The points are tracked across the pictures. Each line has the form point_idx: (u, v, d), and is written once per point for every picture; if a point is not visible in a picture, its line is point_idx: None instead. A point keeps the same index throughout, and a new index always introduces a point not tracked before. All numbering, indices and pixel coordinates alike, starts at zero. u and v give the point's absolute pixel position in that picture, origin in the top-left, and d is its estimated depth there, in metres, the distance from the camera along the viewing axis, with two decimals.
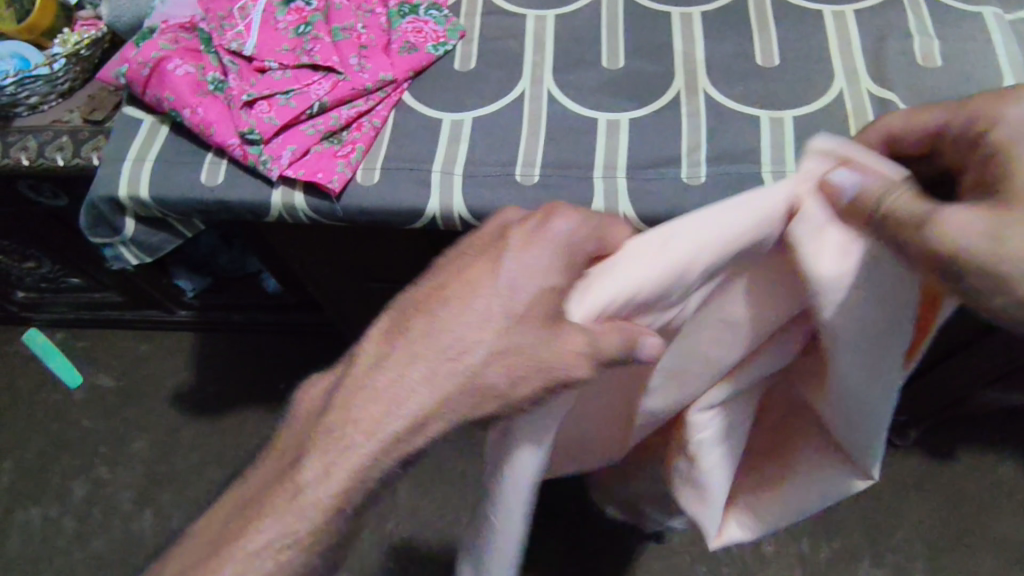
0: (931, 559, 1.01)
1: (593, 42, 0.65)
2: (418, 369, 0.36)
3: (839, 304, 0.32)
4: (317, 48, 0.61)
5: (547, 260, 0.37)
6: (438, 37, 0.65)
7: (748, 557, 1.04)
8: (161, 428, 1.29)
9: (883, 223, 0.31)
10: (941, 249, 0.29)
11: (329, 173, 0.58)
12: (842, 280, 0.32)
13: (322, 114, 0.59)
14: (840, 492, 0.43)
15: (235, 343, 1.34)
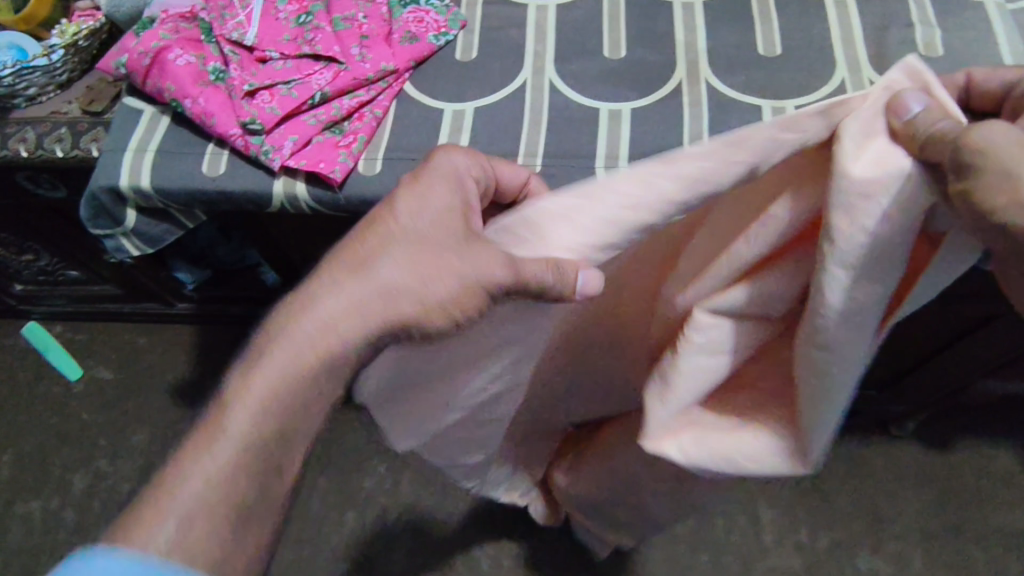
0: (929, 548, 1.02)
1: (594, 32, 0.65)
2: (355, 291, 0.39)
3: (862, 216, 0.26)
4: (318, 38, 0.61)
5: (450, 197, 0.40)
6: (439, 27, 0.65)
7: (746, 547, 1.04)
8: (161, 420, 1.30)
9: (928, 135, 0.25)
10: (989, 163, 0.24)
11: (331, 163, 0.57)
12: (876, 188, 0.26)
13: (323, 104, 0.59)
14: (769, 462, 0.35)
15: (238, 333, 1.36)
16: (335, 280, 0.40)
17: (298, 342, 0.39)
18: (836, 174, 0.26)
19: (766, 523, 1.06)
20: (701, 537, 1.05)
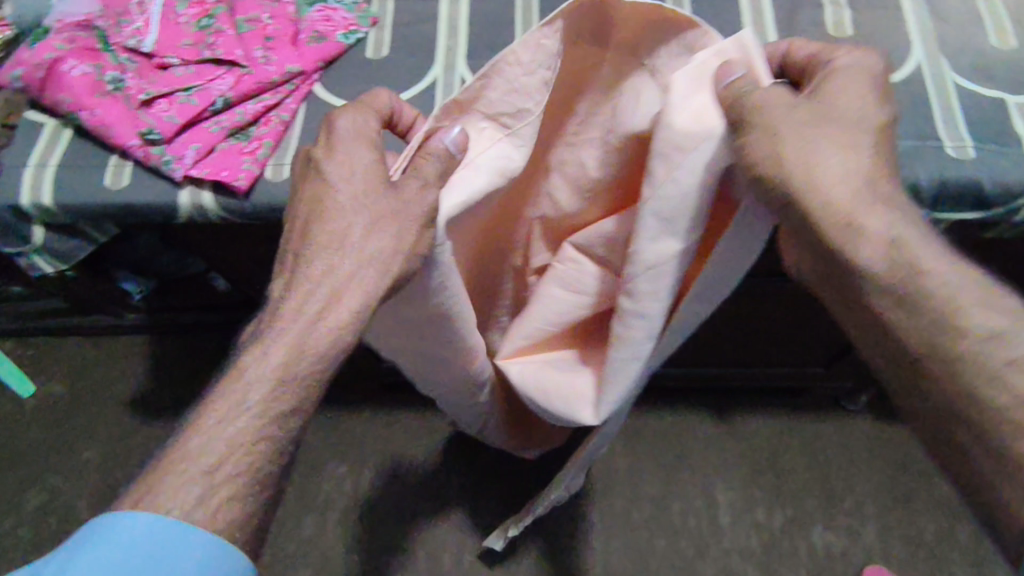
0: (880, 519, 1.04)
1: (507, 25, 0.63)
2: (324, 261, 0.40)
3: (683, 162, 0.36)
4: (219, 41, 0.59)
5: (358, 157, 0.41)
6: (348, 25, 0.63)
7: (705, 528, 1.05)
8: (117, 433, 1.27)
9: (736, 96, 0.36)
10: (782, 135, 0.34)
11: (234, 171, 0.56)
12: (688, 140, 0.36)
13: (226, 110, 0.58)
14: (572, 411, 0.47)
15: (203, 337, 1.34)
16: (310, 271, 0.40)
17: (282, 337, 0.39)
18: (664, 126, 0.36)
19: (724, 503, 1.06)
20: (659, 521, 1.05)
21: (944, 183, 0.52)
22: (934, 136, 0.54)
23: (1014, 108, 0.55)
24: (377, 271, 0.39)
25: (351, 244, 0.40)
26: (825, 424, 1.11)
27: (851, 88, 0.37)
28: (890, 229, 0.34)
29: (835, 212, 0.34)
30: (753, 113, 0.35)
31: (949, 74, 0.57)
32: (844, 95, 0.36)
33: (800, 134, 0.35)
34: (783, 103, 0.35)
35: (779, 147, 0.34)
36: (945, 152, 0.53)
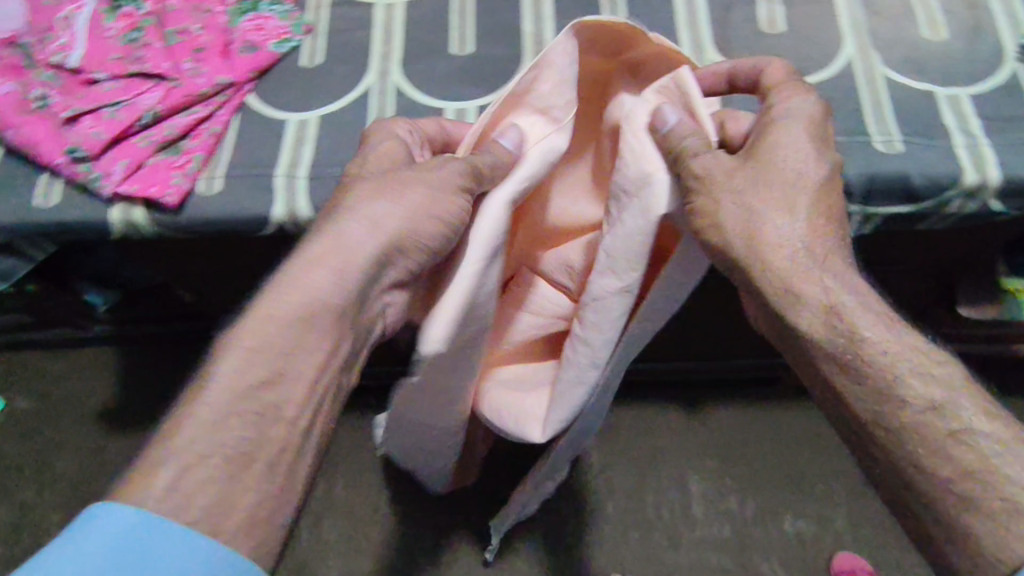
0: (849, 505, 1.05)
1: (443, 29, 0.63)
2: (361, 229, 0.41)
3: (643, 199, 0.40)
4: (147, 55, 0.58)
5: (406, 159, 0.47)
6: (281, 34, 0.62)
7: (678, 520, 1.05)
8: (86, 448, 1.25)
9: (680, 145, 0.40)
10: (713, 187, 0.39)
11: (164, 187, 0.56)
12: (647, 177, 0.40)
13: (155, 124, 0.57)
14: (523, 425, 0.49)
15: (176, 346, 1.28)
16: (338, 236, 0.41)
17: (294, 293, 0.38)
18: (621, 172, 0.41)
19: (696, 495, 1.06)
20: (632, 515, 1.04)
21: (873, 178, 0.52)
22: (863, 131, 0.54)
23: (942, 101, 0.55)
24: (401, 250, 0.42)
25: (381, 218, 0.42)
26: (793, 415, 1.11)
27: (792, 136, 0.41)
28: (823, 296, 0.37)
29: (774, 278, 0.38)
30: (691, 167, 0.39)
31: (881, 68, 0.57)
32: (784, 144, 0.41)
33: (731, 187, 0.39)
34: (724, 168, 0.39)
35: (723, 215, 0.39)
36: (873, 146, 0.53)
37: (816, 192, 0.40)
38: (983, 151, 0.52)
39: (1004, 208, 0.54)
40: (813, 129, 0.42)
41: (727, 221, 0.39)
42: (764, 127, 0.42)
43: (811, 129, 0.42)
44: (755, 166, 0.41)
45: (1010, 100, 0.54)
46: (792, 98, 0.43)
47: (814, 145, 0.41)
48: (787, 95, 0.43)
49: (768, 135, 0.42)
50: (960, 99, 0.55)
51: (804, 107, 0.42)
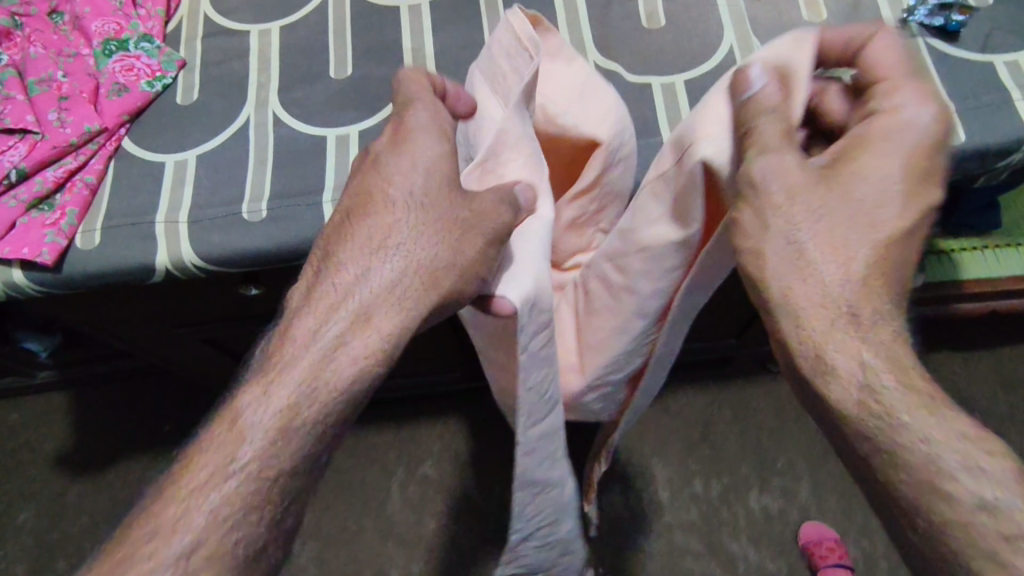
0: (814, 475, 0.98)
1: (320, 52, 0.61)
2: (387, 267, 0.36)
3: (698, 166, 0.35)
4: (7, 109, 0.56)
5: (426, 145, 0.39)
6: (152, 72, 0.60)
7: (643, 507, 0.98)
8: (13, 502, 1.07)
9: (751, 126, 0.34)
10: (771, 192, 0.32)
11: (37, 246, 0.53)
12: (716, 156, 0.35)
13: (23, 181, 0.55)
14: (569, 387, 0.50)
15: (110, 391, 1.13)
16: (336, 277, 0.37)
17: (302, 367, 0.35)
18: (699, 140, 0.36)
19: (663, 481, 0.99)
20: (602, 514, 0.97)
21: None
22: None
23: None
24: (422, 287, 0.36)
25: (392, 249, 0.37)
26: (758, 388, 1.04)
27: (885, 156, 0.33)
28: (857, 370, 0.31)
29: (808, 335, 0.31)
30: (750, 168, 0.33)
31: None
32: (872, 170, 0.33)
33: (803, 204, 0.32)
34: (786, 180, 0.32)
35: (761, 242, 0.32)
36: None
37: (879, 247, 0.32)
38: None
39: None
40: (914, 161, 0.33)
41: (766, 250, 0.32)
42: (851, 148, 0.34)
43: (913, 162, 0.33)
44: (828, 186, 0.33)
45: None
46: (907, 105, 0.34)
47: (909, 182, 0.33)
48: (897, 100, 0.34)
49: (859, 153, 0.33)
50: None
51: (913, 120, 0.33)
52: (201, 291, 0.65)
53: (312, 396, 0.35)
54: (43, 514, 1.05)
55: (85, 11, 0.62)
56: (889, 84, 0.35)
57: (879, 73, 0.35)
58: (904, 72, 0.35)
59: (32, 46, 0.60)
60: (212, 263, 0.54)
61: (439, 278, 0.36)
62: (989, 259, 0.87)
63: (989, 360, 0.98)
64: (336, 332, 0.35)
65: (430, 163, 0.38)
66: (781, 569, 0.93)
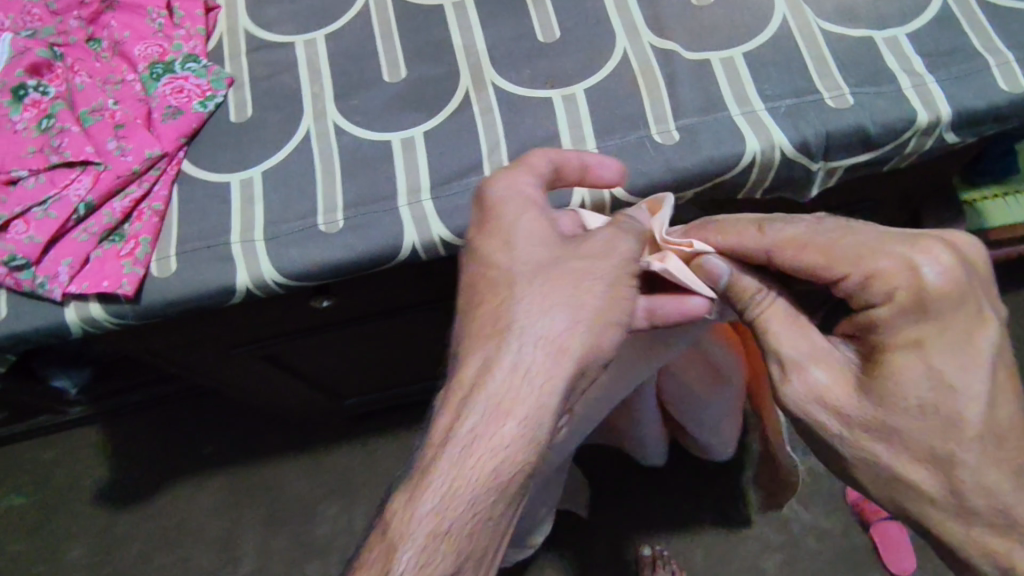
0: None
1: (370, 57, 0.61)
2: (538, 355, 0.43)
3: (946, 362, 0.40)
4: (65, 142, 0.55)
5: (527, 228, 0.48)
6: (203, 92, 0.59)
7: (695, 478, 1.00)
8: (88, 531, 1.13)
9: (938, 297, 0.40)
10: (940, 390, 0.40)
11: (116, 278, 0.53)
12: (941, 357, 0.40)
13: (91, 214, 0.54)
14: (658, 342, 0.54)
15: (182, 407, 1.19)
16: (512, 379, 0.43)
17: (521, 403, 0.42)
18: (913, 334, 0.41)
19: None
20: (653, 485, 1.00)
21: (828, 136, 0.53)
22: (811, 90, 0.54)
23: (882, 44, 0.55)
24: (559, 355, 0.43)
25: (534, 332, 0.44)
26: None
27: (791, 346, 0.45)
28: (928, 394, 0.40)
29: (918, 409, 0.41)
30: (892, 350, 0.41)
31: (816, 23, 0.56)
32: (936, 356, 0.40)
33: (907, 368, 0.41)
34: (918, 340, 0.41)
35: (906, 378, 0.41)
36: (824, 103, 0.53)
37: (951, 403, 0.40)
38: (930, 89, 0.53)
39: (961, 138, 0.55)
40: (949, 360, 0.40)
41: (924, 362, 0.40)
42: (927, 329, 0.40)
43: (830, 272, 0.43)
44: (867, 404, 0.42)
45: (944, 34, 0.55)
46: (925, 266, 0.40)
47: (969, 328, 0.40)
48: (918, 256, 0.40)
49: (767, 326, 0.46)
50: (899, 39, 0.55)
51: (825, 380, 0.44)
52: (276, 309, 0.65)
53: (523, 438, 0.42)
54: (93, 550, 1.12)
55: (125, 36, 0.61)
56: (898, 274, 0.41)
57: (896, 278, 0.41)
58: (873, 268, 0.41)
59: (77, 76, 0.59)
60: (293, 278, 0.54)
61: (568, 344, 0.44)
62: (999, 207, 0.92)
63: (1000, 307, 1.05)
64: (517, 390, 0.42)
65: (531, 228, 0.48)
66: (836, 525, 0.97)
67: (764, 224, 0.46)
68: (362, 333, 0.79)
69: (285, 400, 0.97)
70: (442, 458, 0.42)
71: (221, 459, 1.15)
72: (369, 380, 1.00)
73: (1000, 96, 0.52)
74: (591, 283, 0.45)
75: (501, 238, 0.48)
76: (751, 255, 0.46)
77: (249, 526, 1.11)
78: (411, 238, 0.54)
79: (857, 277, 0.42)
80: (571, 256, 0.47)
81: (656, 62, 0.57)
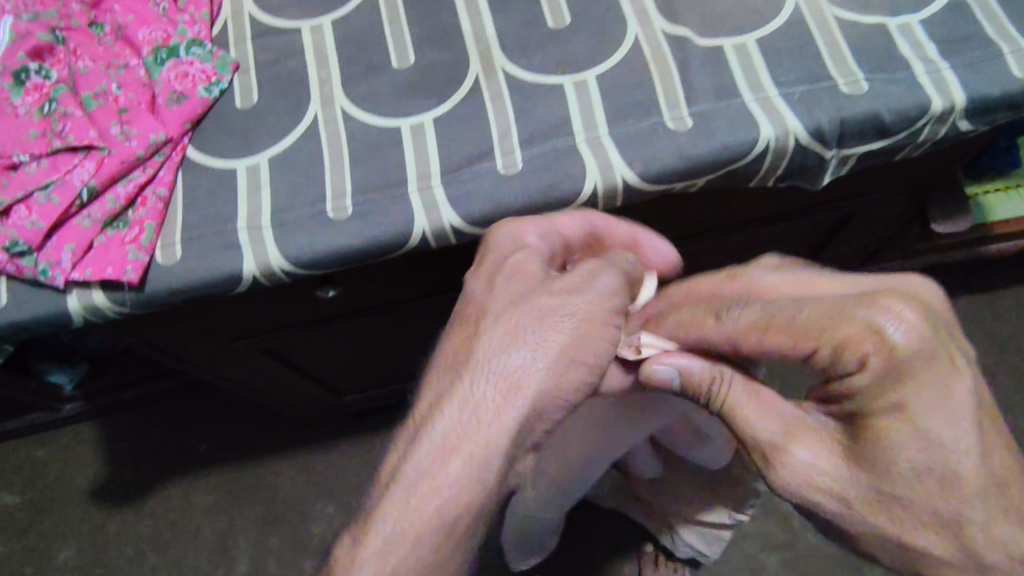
0: None
1: (378, 43, 0.60)
2: (472, 411, 0.42)
3: (938, 429, 0.36)
4: (68, 126, 0.54)
5: (513, 265, 0.48)
6: (208, 77, 0.58)
7: None
8: (83, 530, 1.12)
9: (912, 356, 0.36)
10: (935, 460, 0.36)
11: (120, 265, 0.52)
12: (929, 426, 0.36)
13: (94, 200, 0.53)
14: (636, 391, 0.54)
15: (177, 404, 1.17)
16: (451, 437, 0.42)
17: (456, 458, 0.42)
18: (895, 401, 0.36)
19: None
20: None
21: (842, 123, 0.53)
22: (825, 76, 0.54)
23: (895, 32, 0.55)
24: (495, 411, 0.42)
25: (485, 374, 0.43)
26: None
27: (768, 420, 0.42)
28: (921, 464, 0.36)
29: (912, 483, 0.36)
30: (877, 420, 0.37)
31: (830, 10, 0.56)
32: (925, 420, 0.36)
33: (891, 440, 0.36)
34: (899, 405, 0.36)
35: (893, 454, 0.36)
36: (838, 89, 0.53)
37: (951, 472, 0.35)
38: (944, 76, 0.53)
39: (974, 126, 0.55)
40: (943, 428, 0.36)
41: (904, 436, 0.36)
42: (908, 394, 0.36)
43: (798, 350, 0.40)
44: (856, 477, 0.38)
45: (956, 22, 0.55)
46: (888, 331, 0.36)
47: (954, 375, 0.36)
48: (882, 315, 0.37)
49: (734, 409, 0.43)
50: (912, 27, 0.55)
51: (809, 459, 0.40)
52: (282, 299, 0.64)
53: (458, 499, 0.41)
54: (88, 548, 1.11)
55: (128, 21, 0.60)
56: (863, 340, 0.37)
57: (864, 345, 0.37)
58: (835, 332, 0.38)
59: (79, 60, 0.58)
60: (301, 265, 0.53)
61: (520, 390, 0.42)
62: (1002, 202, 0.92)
63: (999, 304, 1.05)
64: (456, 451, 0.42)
65: (519, 263, 0.48)
66: None
67: (720, 313, 0.44)
68: (367, 325, 0.78)
69: (286, 396, 0.96)
70: (388, 503, 0.42)
71: (218, 456, 1.14)
72: (370, 375, 0.99)
73: (1013, 83, 0.52)
74: (556, 320, 0.44)
75: (486, 276, 0.48)
76: (717, 346, 0.44)
77: (246, 525, 1.10)
78: (422, 225, 0.53)
79: (825, 355, 0.39)
80: (544, 293, 0.45)
81: (668, 49, 0.56)
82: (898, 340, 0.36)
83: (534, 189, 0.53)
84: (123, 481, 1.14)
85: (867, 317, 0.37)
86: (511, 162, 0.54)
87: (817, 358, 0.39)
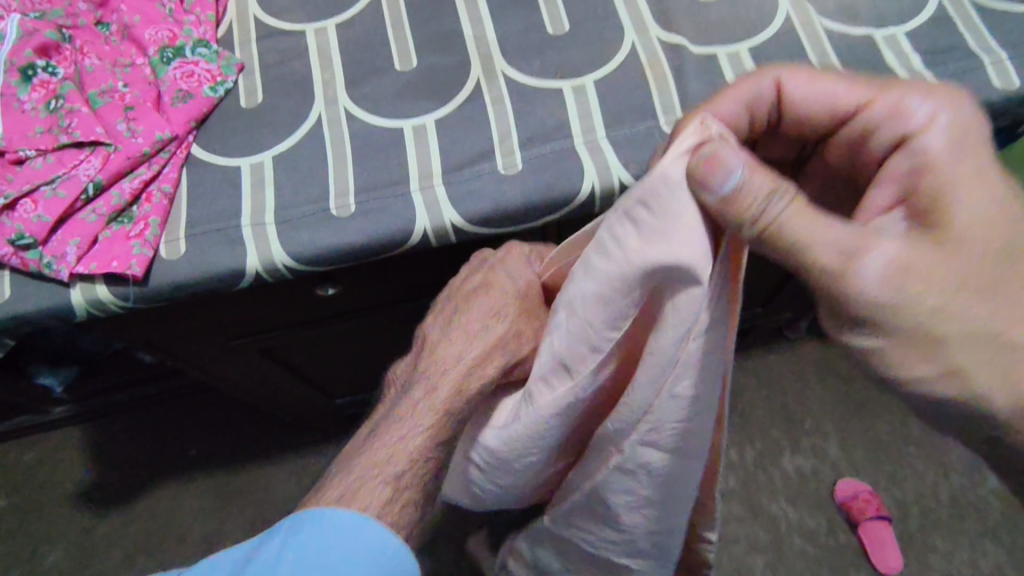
0: (841, 433, 1.03)
1: (382, 46, 0.61)
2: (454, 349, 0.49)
3: (996, 190, 0.35)
4: (74, 122, 0.55)
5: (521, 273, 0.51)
6: (214, 77, 0.59)
7: None
8: (70, 534, 1.11)
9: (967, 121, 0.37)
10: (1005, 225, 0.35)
11: (125, 259, 0.52)
12: (993, 188, 0.35)
13: (100, 195, 0.54)
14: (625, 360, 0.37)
15: (170, 407, 1.17)
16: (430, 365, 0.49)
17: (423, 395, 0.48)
18: (950, 166, 0.36)
19: None
20: None
21: None
22: None
23: (881, 42, 0.57)
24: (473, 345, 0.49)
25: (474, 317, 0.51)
26: (776, 351, 1.09)
27: (832, 227, 0.34)
28: (990, 231, 0.34)
29: (986, 250, 0.34)
30: (938, 189, 0.35)
31: (819, 20, 0.58)
32: (988, 189, 0.35)
33: (961, 210, 0.35)
34: (964, 169, 0.36)
35: (968, 220, 0.34)
36: None
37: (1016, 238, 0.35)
38: None
39: None
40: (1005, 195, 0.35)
41: (977, 202, 0.35)
42: (965, 165, 0.36)
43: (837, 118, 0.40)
44: (937, 260, 0.34)
45: (939, 35, 0.57)
46: (938, 109, 0.37)
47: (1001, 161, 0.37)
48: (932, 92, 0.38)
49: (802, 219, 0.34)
50: (898, 38, 0.57)
51: (888, 252, 0.34)
52: (280, 298, 0.65)
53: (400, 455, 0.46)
54: (76, 551, 1.09)
55: (135, 20, 0.61)
56: (915, 113, 0.37)
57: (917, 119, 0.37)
58: (885, 109, 0.38)
59: (86, 58, 0.58)
60: (303, 261, 0.54)
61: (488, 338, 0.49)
62: None
63: None
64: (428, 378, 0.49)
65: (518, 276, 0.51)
66: (821, 525, 0.98)
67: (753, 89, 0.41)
68: (363, 326, 0.79)
69: (279, 399, 0.97)
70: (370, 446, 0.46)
71: (210, 457, 1.14)
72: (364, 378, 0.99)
73: (994, 94, 0.54)
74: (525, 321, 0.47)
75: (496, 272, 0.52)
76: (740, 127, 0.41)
77: (235, 528, 1.09)
78: (422, 224, 0.54)
79: (877, 121, 0.39)
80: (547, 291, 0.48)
81: (664, 55, 0.58)
82: (952, 102, 0.37)
83: (532, 188, 0.54)
84: (113, 484, 1.14)
85: (913, 94, 0.38)
86: (511, 161, 0.55)
87: (863, 125, 0.40)
